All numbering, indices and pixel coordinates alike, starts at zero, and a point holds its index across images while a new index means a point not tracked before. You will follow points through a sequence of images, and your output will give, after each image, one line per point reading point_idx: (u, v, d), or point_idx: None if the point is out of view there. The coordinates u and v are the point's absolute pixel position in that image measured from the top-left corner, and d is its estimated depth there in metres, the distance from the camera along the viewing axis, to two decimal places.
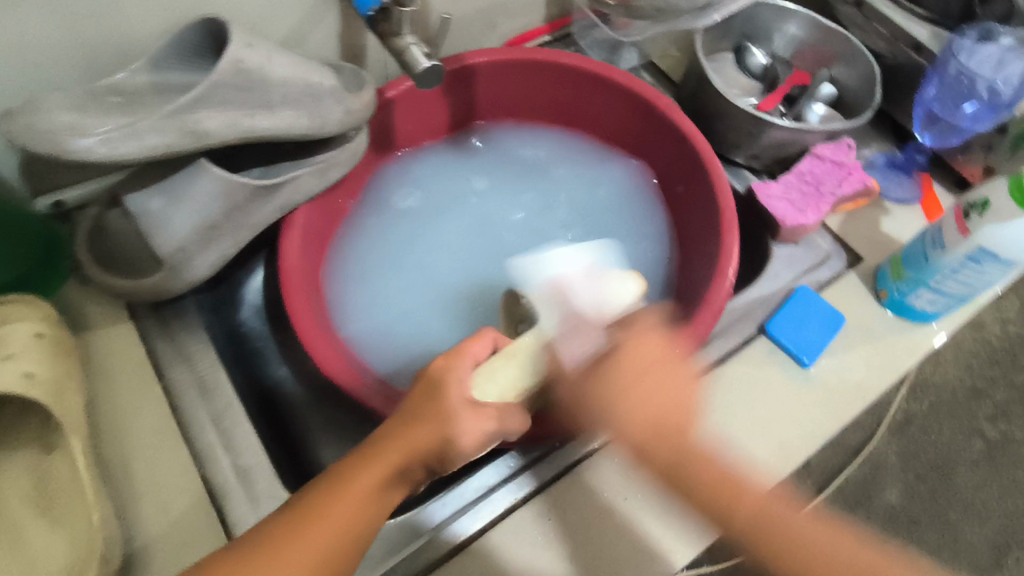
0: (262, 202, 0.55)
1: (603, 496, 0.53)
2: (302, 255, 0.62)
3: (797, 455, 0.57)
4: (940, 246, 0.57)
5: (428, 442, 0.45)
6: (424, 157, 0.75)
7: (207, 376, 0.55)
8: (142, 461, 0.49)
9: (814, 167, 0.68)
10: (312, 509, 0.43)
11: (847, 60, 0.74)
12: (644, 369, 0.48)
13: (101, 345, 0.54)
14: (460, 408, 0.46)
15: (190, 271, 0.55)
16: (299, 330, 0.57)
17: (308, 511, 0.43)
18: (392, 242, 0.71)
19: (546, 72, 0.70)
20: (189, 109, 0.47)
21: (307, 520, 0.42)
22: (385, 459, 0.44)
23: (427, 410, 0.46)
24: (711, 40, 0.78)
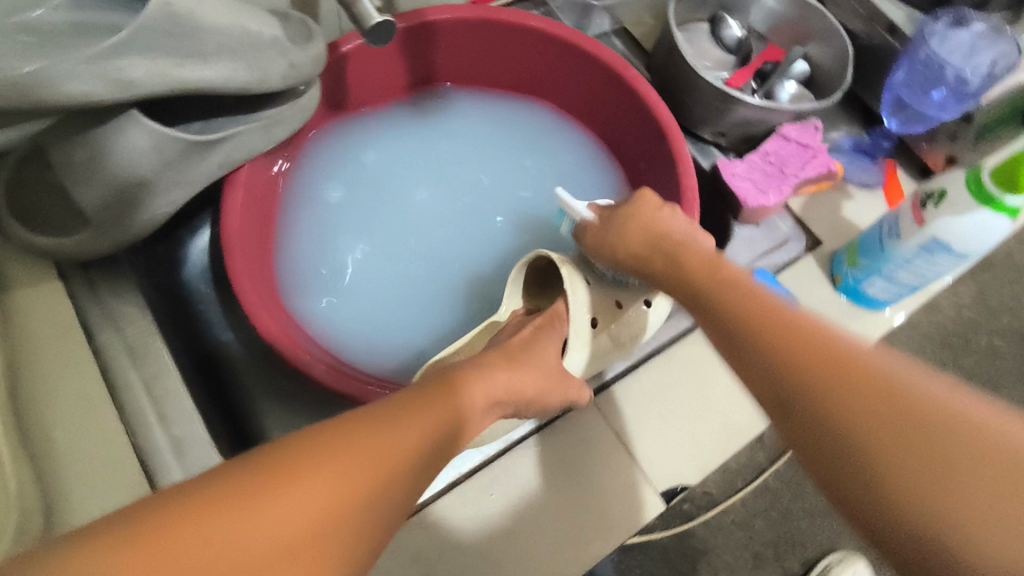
0: (200, 158, 0.52)
1: (545, 473, 0.53)
2: (245, 213, 0.59)
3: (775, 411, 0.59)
4: (896, 235, 0.57)
5: (437, 433, 0.38)
6: (373, 116, 0.72)
7: (140, 342, 0.53)
8: (64, 429, 0.47)
9: (780, 147, 0.66)
10: (299, 462, 0.32)
11: (822, 37, 0.72)
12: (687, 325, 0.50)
13: (22, 304, 0.51)
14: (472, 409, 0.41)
15: (121, 232, 0.52)
16: (238, 291, 0.55)
17: (290, 461, 0.32)
18: (344, 204, 0.68)
19: (507, 33, 0.66)
20: (112, 55, 0.42)
21: (291, 476, 0.31)
22: (398, 434, 0.36)
23: (432, 404, 0.39)
24: (687, 9, 0.76)
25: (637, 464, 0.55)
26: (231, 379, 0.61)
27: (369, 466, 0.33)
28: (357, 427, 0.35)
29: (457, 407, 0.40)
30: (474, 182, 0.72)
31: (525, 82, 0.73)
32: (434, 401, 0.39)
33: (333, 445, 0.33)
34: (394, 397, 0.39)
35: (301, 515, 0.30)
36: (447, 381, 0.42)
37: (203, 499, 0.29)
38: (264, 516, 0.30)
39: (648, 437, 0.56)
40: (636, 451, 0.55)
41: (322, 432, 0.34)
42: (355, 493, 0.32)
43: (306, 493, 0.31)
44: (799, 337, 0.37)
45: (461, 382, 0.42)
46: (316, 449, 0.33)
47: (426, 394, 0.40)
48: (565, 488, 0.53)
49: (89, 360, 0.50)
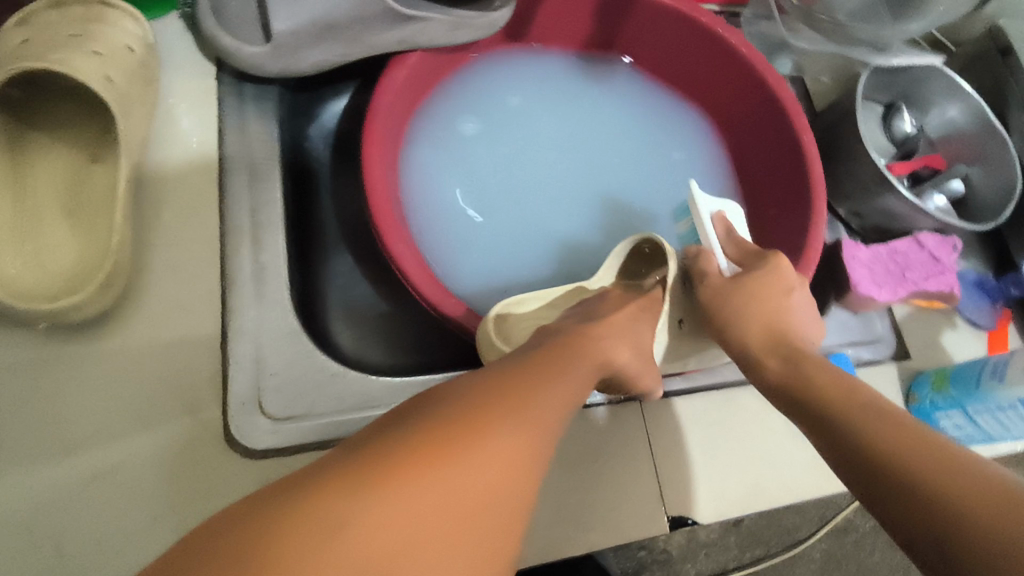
0: (388, 27, 0.54)
1: (573, 451, 0.53)
2: (398, 95, 0.60)
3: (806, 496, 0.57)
4: (998, 377, 0.55)
5: (546, 419, 0.38)
6: (543, 62, 0.72)
7: (263, 168, 0.53)
8: (171, 215, 0.50)
9: (910, 250, 0.65)
10: (438, 443, 0.33)
11: (991, 164, 0.71)
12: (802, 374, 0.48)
13: (177, 89, 0.53)
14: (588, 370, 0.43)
15: (289, 61, 0.52)
16: (365, 158, 0.55)
17: (433, 448, 0.32)
18: (485, 132, 0.69)
19: (702, 36, 0.66)
20: None
21: (431, 463, 0.32)
22: (513, 423, 0.36)
23: (537, 388, 0.39)
24: (872, 85, 0.75)
25: (660, 483, 0.53)
26: (315, 239, 0.61)
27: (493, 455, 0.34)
28: (474, 415, 0.35)
29: (554, 391, 0.39)
30: (610, 161, 0.71)
31: (693, 89, 0.72)
32: (534, 386, 0.38)
33: (461, 433, 0.34)
34: (494, 381, 0.38)
35: (443, 500, 0.31)
36: (543, 359, 0.41)
37: (354, 481, 0.30)
38: (412, 501, 0.30)
39: (680, 463, 0.54)
40: (663, 472, 0.54)
41: (450, 415, 0.35)
42: (494, 471, 0.33)
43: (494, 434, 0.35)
44: (972, 483, 0.34)
45: (559, 362, 0.42)
46: (460, 426, 0.34)
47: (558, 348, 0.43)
48: (586, 473, 0.52)
49: (211, 161, 0.52)
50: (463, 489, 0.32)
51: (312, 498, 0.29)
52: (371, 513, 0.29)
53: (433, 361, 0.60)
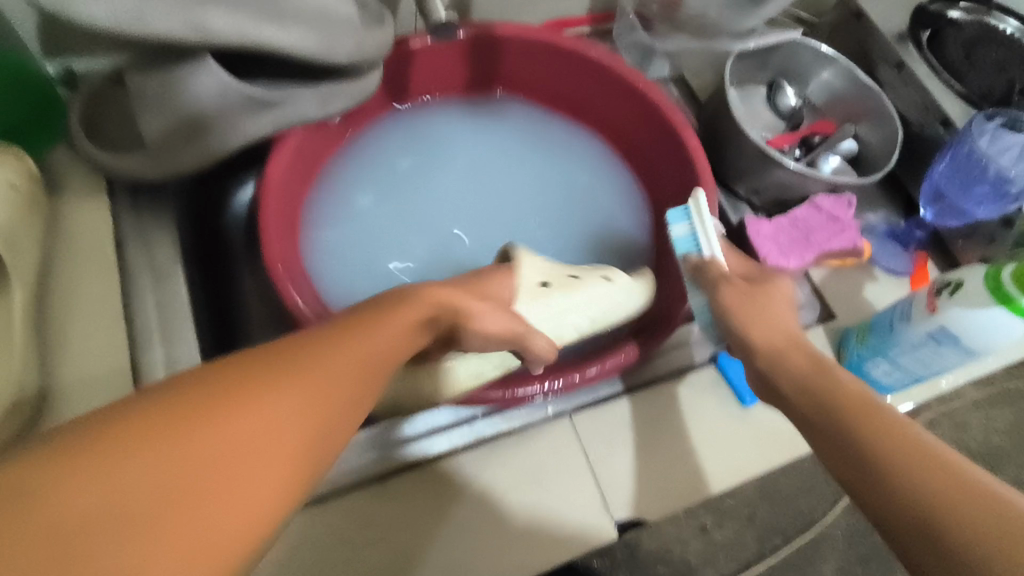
0: (256, 114, 0.56)
1: (511, 472, 0.54)
2: (287, 173, 0.63)
3: (751, 470, 0.57)
4: (907, 318, 0.56)
5: (368, 368, 0.33)
6: (432, 112, 0.75)
7: (164, 268, 0.56)
8: (77, 331, 0.51)
9: (810, 215, 0.67)
10: (235, 381, 0.27)
11: (875, 119, 0.73)
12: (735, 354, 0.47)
13: (73, 211, 0.56)
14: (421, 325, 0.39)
15: (173, 161, 0.55)
16: (263, 238, 0.58)
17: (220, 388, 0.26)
18: (386, 186, 0.72)
19: (568, 59, 0.70)
20: (200, 4, 0.48)
21: (228, 403, 0.26)
22: (342, 358, 0.31)
23: (351, 342, 0.33)
24: (746, 69, 0.78)
25: (600, 489, 0.54)
26: (238, 323, 0.64)
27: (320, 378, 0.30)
28: (298, 349, 0.30)
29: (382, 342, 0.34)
30: (513, 189, 0.74)
31: (578, 108, 0.76)
32: (347, 344, 0.32)
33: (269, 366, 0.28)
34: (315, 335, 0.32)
35: (209, 451, 0.24)
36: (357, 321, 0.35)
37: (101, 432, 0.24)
38: (200, 438, 0.24)
39: (618, 464, 0.55)
40: (602, 476, 0.55)
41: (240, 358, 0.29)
42: (322, 392, 0.29)
43: (317, 366, 0.30)
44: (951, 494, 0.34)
45: (371, 320, 0.35)
46: (264, 361, 0.28)
47: (353, 316, 0.35)
48: (527, 493, 0.53)
49: (113, 272, 0.54)
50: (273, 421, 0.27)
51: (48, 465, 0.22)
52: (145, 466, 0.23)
53: None
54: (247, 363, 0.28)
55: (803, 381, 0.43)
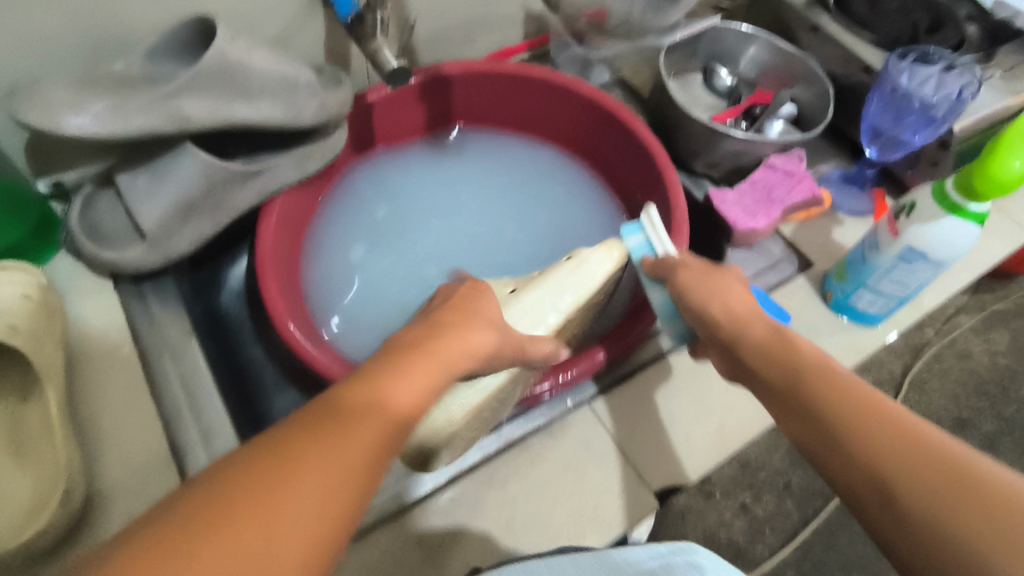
0: (241, 186, 0.60)
1: (546, 467, 0.56)
2: (278, 237, 0.66)
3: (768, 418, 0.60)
4: (876, 248, 0.60)
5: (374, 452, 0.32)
6: (401, 157, 0.79)
7: (180, 346, 0.59)
8: (109, 419, 0.53)
9: (767, 176, 0.71)
10: (225, 503, 0.27)
11: (806, 80, 0.79)
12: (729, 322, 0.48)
13: (87, 310, 0.58)
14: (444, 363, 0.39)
15: (172, 245, 0.59)
16: (268, 299, 0.61)
17: (213, 511, 0.27)
18: (370, 230, 0.75)
19: (516, 83, 0.75)
20: (173, 95, 0.52)
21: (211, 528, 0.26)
22: (335, 453, 0.30)
23: (353, 434, 0.32)
24: (679, 60, 0.84)
25: (635, 466, 0.56)
26: (257, 389, 0.66)
27: (313, 490, 0.29)
28: (291, 452, 0.30)
29: (387, 423, 0.33)
30: (489, 210, 0.79)
31: (534, 127, 0.81)
32: (351, 428, 0.32)
33: (266, 479, 0.28)
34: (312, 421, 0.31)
35: None
36: (372, 388, 0.35)
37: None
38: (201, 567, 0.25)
39: (647, 439, 0.58)
40: (634, 452, 0.57)
41: (234, 472, 0.28)
42: (316, 496, 0.29)
43: (315, 469, 0.29)
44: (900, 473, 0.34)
45: (384, 392, 0.35)
46: (258, 474, 0.28)
47: (358, 391, 0.34)
48: (564, 481, 0.55)
49: (134, 360, 0.57)
50: (262, 542, 0.27)
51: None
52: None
53: None
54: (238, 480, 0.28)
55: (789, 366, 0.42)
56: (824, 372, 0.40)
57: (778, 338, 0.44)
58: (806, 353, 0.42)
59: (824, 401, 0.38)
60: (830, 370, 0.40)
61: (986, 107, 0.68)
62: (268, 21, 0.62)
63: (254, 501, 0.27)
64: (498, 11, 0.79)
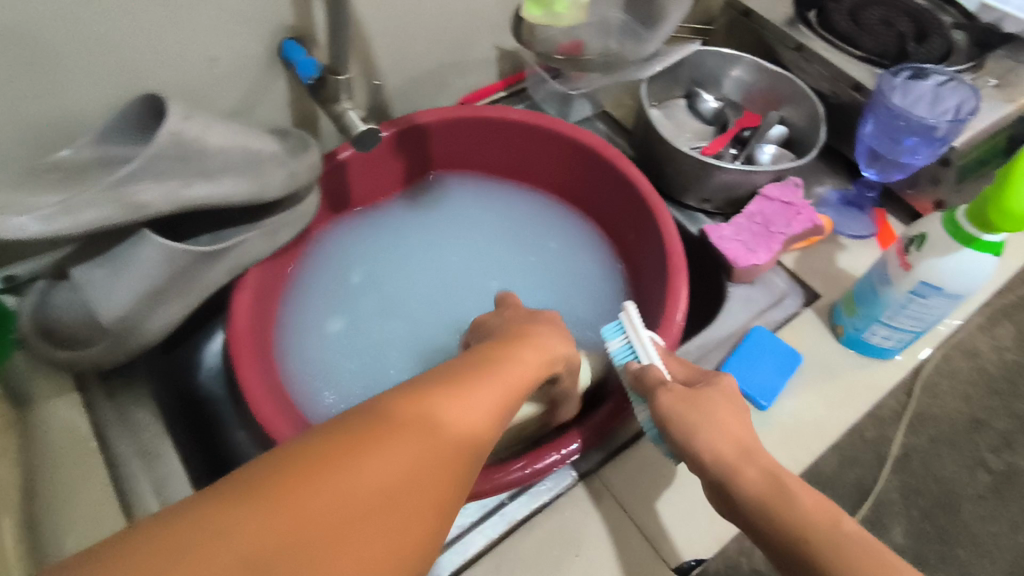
0: (208, 267, 0.56)
1: (554, 549, 0.51)
2: (252, 314, 0.62)
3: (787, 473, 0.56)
4: (887, 282, 0.56)
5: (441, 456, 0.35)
6: (378, 212, 0.76)
7: (152, 445, 0.55)
8: (75, 536, 0.48)
9: (763, 208, 0.68)
10: (323, 465, 0.31)
11: (794, 102, 0.76)
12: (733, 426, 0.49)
13: (47, 417, 0.54)
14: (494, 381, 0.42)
15: (136, 338, 0.55)
16: (244, 387, 0.57)
17: (305, 473, 0.31)
18: (351, 295, 0.72)
19: (494, 127, 0.71)
20: (126, 182, 0.48)
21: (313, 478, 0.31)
22: (413, 443, 0.34)
23: (421, 434, 0.35)
24: (660, 88, 0.81)
25: (649, 538, 0.52)
26: None
27: (386, 474, 0.32)
28: (376, 434, 0.34)
29: (454, 433, 0.37)
30: (478, 262, 0.75)
31: (516, 170, 0.77)
32: (429, 419, 0.36)
33: (350, 449, 0.33)
34: (391, 405, 0.36)
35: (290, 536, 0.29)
36: (434, 403, 0.37)
37: (225, 498, 0.29)
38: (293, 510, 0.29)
39: (660, 507, 0.54)
40: (646, 522, 0.53)
41: (325, 444, 0.33)
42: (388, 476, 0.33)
43: (395, 450, 0.33)
44: None
45: (446, 409, 0.37)
46: (354, 440, 0.33)
47: (445, 385, 0.39)
48: (575, 563, 0.51)
49: (103, 469, 0.52)
50: (349, 505, 0.31)
51: (180, 524, 0.28)
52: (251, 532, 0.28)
53: None
54: (336, 446, 0.33)
55: (798, 510, 0.44)
56: (837, 542, 0.42)
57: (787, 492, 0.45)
58: (816, 514, 0.43)
59: None
60: (844, 535, 0.42)
61: (986, 120, 0.65)
62: (226, 91, 0.59)
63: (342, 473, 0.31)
64: (470, 54, 0.76)
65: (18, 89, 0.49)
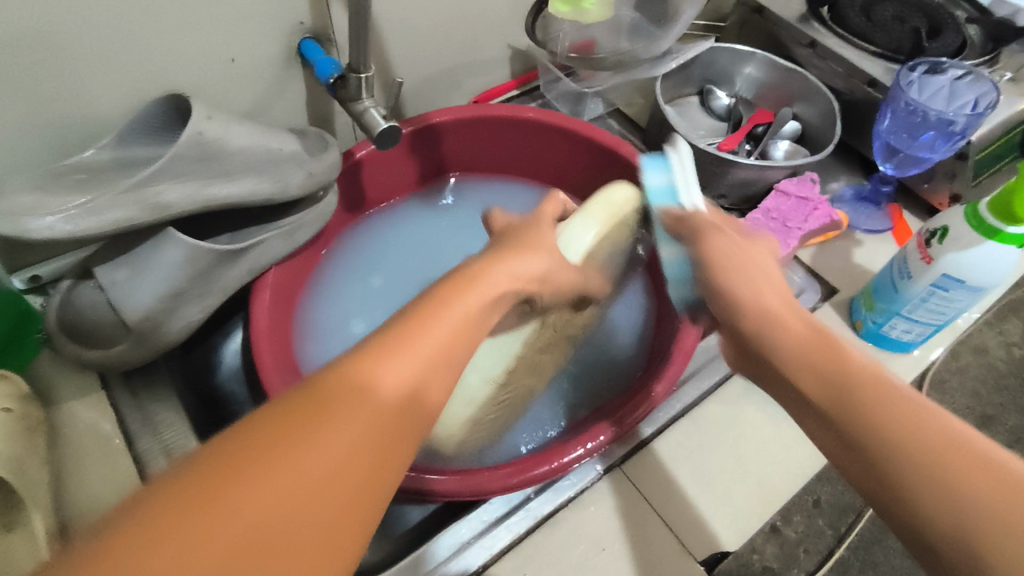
0: (230, 267, 0.56)
1: (578, 545, 0.51)
2: (272, 314, 0.62)
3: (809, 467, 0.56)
4: (907, 275, 0.57)
5: (380, 425, 0.30)
6: (393, 213, 0.76)
7: (176, 445, 0.55)
8: None
9: (780, 203, 0.68)
10: (240, 466, 0.27)
11: (808, 98, 0.77)
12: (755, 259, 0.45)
13: (71, 417, 0.54)
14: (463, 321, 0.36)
15: (159, 338, 0.55)
16: (267, 388, 0.56)
17: (229, 474, 0.26)
18: (366, 298, 0.72)
19: (509, 126, 0.72)
20: (148, 183, 0.48)
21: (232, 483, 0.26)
22: (346, 420, 0.30)
23: (348, 409, 0.30)
24: (673, 86, 0.82)
25: (674, 533, 0.52)
26: None
27: (321, 461, 0.28)
28: (295, 418, 0.29)
29: (392, 393, 0.32)
30: None
31: (530, 170, 0.77)
32: (362, 385, 0.31)
33: (273, 438, 0.28)
34: (319, 381, 0.31)
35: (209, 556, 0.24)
36: (368, 362, 0.32)
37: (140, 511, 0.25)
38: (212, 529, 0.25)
39: (684, 502, 0.54)
40: (671, 517, 0.53)
41: (246, 436, 0.28)
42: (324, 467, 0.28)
43: (325, 434, 0.29)
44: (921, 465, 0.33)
45: (382, 367, 0.32)
46: (274, 431, 0.28)
47: (386, 337, 0.34)
48: (600, 560, 0.51)
49: (131, 469, 0.53)
50: (272, 508, 0.26)
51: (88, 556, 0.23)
52: (160, 566, 0.24)
53: (427, 528, 0.58)
54: (252, 441, 0.28)
55: (799, 342, 0.40)
56: (851, 384, 0.37)
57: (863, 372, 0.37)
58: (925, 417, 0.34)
59: (847, 415, 0.36)
60: (859, 371, 0.37)
61: (1001, 115, 0.65)
62: (244, 91, 0.59)
63: (262, 472, 0.27)
64: (482, 54, 0.77)
65: (41, 90, 0.49)
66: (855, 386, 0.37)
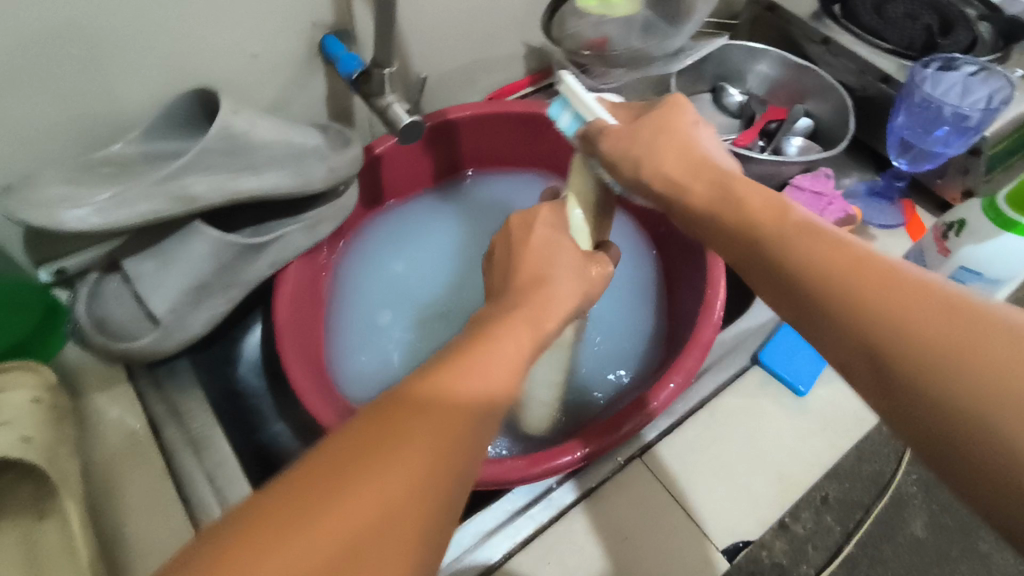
0: (253, 260, 0.57)
1: (600, 534, 0.52)
2: (295, 308, 0.62)
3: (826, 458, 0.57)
4: (924, 268, 0.57)
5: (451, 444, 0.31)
6: (412, 210, 0.77)
7: (201, 436, 0.55)
8: (133, 525, 0.50)
9: (794, 199, 0.69)
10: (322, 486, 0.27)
11: (820, 95, 0.77)
12: (686, 131, 0.44)
13: (99, 408, 0.55)
14: (521, 328, 0.37)
15: (185, 330, 0.55)
16: (292, 381, 0.55)
17: (309, 497, 0.27)
18: (387, 292, 0.73)
19: (527, 120, 0.72)
20: (177, 175, 0.49)
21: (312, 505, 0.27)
22: (419, 437, 0.30)
23: (430, 417, 0.31)
24: (686, 83, 0.82)
25: (695, 524, 0.53)
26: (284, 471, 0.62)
27: (396, 479, 0.28)
28: (371, 438, 0.29)
29: (463, 407, 0.32)
30: None
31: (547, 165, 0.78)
32: (430, 399, 0.32)
33: (347, 460, 0.28)
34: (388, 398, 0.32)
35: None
36: (439, 379, 0.33)
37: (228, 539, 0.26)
38: (306, 538, 0.26)
39: (705, 491, 0.54)
40: (692, 506, 0.53)
41: (327, 456, 0.29)
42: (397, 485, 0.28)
43: (399, 453, 0.29)
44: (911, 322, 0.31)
45: (451, 382, 0.33)
46: (351, 453, 0.29)
47: (455, 351, 0.35)
48: (622, 549, 0.51)
49: (158, 459, 0.53)
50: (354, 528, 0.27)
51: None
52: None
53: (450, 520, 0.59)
54: (331, 462, 0.28)
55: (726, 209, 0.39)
56: (783, 233, 0.37)
57: (800, 226, 0.36)
58: (951, 332, 0.30)
59: (795, 270, 0.35)
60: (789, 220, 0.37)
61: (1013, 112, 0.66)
62: (268, 86, 0.60)
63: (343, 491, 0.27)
64: (498, 52, 0.77)
65: (71, 83, 0.50)
66: (772, 218, 0.37)
